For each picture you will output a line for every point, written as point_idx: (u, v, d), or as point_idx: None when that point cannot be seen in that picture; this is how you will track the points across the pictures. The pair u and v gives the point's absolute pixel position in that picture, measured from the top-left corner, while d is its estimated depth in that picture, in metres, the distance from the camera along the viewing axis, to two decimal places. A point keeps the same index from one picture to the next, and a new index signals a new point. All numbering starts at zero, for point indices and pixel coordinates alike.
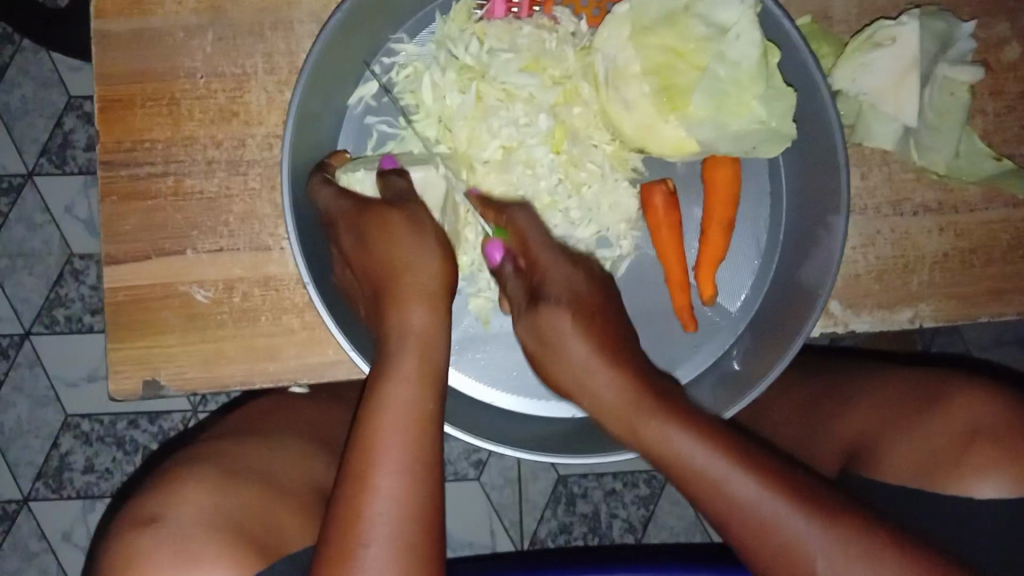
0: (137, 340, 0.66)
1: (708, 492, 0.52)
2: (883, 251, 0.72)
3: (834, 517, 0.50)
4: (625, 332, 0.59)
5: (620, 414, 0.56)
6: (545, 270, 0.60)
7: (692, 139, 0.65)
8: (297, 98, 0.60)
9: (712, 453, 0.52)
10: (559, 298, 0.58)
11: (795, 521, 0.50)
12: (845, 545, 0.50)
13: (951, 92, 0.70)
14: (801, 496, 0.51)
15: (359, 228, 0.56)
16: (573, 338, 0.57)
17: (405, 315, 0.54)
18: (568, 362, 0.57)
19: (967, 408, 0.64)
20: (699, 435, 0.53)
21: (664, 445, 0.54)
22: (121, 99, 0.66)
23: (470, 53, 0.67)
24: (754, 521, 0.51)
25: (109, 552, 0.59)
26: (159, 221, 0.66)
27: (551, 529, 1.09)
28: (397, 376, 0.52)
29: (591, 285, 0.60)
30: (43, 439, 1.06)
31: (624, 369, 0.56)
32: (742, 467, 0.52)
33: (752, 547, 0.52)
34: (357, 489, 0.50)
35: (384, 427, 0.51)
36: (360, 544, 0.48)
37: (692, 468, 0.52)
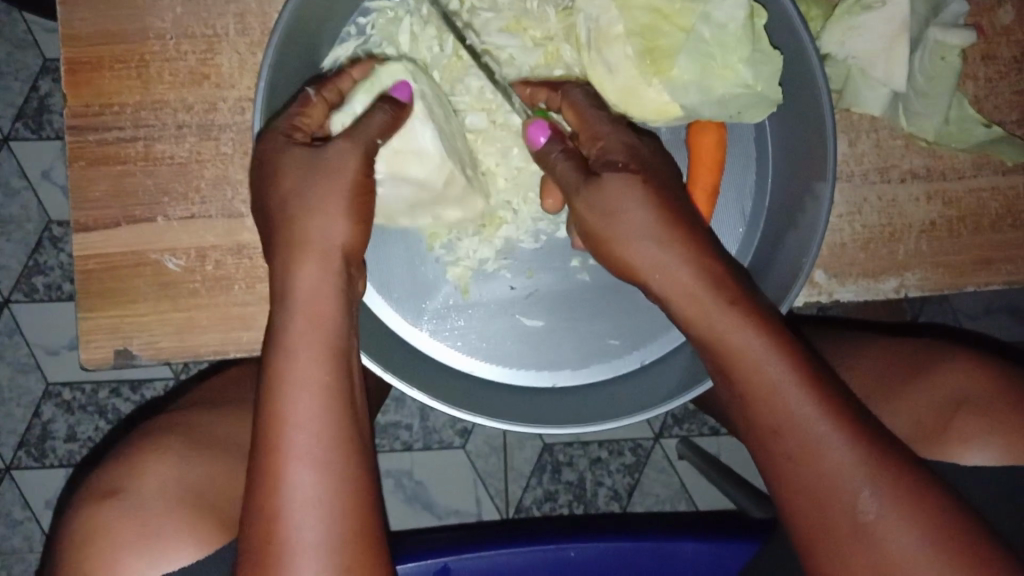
0: (108, 309, 0.64)
1: (763, 400, 0.49)
2: (870, 219, 0.70)
3: (886, 468, 0.48)
4: (691, 211, 0.54)
5: (678, 296, 0.51)
6: (602, 141, 0.56)
7: (675, 104, 0.64)
8: (270, 55, 0.57)
9: (778, 358, 0.49)
10: (625, 164, 0.53)
11: (841, 455, 0.48)
12: (877, 477, 0.48)
13: (941, 57, 0.67)
14: (849, 423, 0.48)
15: (266, 178, 0.51)
16: (639, 206, 0.51)
17: (293, 283, 0.49)
18: (627, 228, 0.51)
19: (955, 377, 0.64)
20: (770, 336, 0.49)
21: (730, 335, 0.50)
22: (89, 61, 0.64)
23: (452, 8, 0.66)
24: (800, 441, 0.48)
25: (74, 522, 0.58)
26: (130, 187, 0.65)
27: (537, 496, 1.09)
28: (294, 350, 0.48)
29: (655, 160, 0.55)
30: (24, 408, 1.05)
31: (700, 252, 0.51)
32: (800, 378, 0.49)
33: (780, 464, 0.50)
34: (269, 484, 0.47)
35: (287, 408, 0.48)
36: (271, 537, 0.47)
37: (751, 366, 0.49)
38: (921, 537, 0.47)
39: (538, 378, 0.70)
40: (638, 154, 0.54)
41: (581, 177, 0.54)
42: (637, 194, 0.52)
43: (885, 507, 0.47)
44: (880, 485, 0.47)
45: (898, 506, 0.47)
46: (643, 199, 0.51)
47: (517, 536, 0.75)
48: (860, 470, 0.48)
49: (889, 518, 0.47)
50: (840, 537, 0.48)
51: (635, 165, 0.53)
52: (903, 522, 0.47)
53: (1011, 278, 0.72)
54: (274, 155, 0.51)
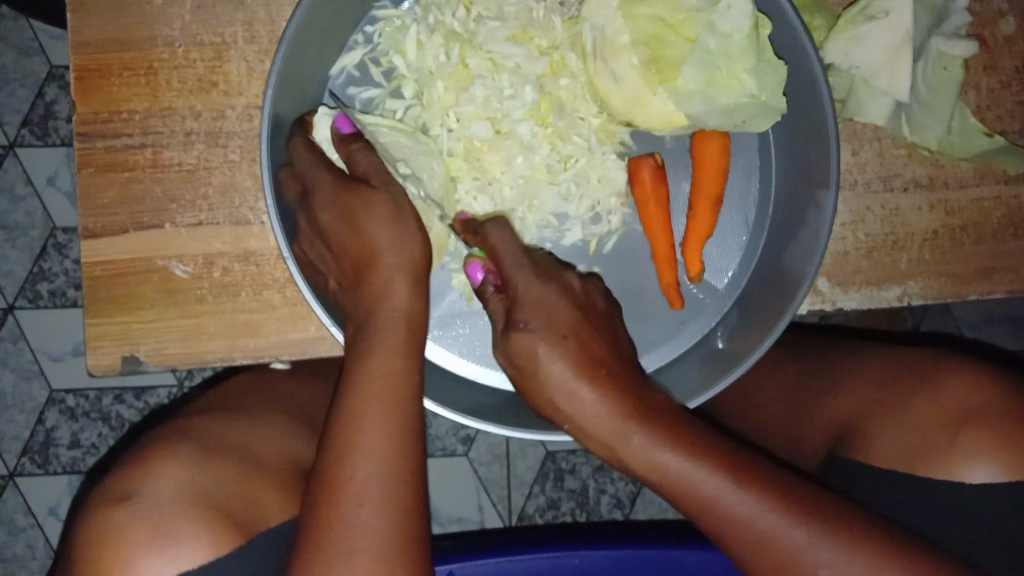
0: (115, 315, 0.65)
1: (702, 508, 0.52)
2: (873, 228, 0.71)
3: (843, 538, 0.51)
4: (607, 349, 0.57)
5: (606, 437, 0.55)
6: (520, 293, 0.57)
7: (681, 113, 0.64)
8: (276, 70, 0.58)
9: (702, 469, 0.52)
10: (530, 321, 0.55)
11: (800, 538, 0.50)
12: (837, 549, 0.50)
13: (944, 67, 0.69)
14: (794, 505, 0.51)
15: (343, 217, 0.55)
16: (554, 359, 0.55)
17: (386, 293, 0.53)
18: (548, 378, 0.55)
19: (960, 393, 0.64)
20: (689, 454, 0.52)
21: (654, 463, 0.53)
22: (98, 68, 0.65)
23: (458, 19, 0.66)
24: (751, 534, 0.51)
25: (84, 526, 0.58)
26: (137, 194, 0.65)
27: (540, 504, 1.09)
28: (383, 347, 0.52)
29: (570, 306, 0.57)
30: (27, 414, 1.05)
31: (608, 391, 0.54)
32: (729, 478, 0.51)
33: (740, 553, 0.52)
34: (343, 448, 0.50)
35: (369, 397, 0.51)
36: (353, 506, 0.48)
37: (683, 485, 0.52)
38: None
39: None
40: (549, 297, 0.57)
41: (504, 328, 0.57)
42: (548, 345, 0.55)
43: (848, 574, 0.50)
44: (839, 555, 0.50)
45: (860, 570, 0.50)
46: (557, 347, 0.55)
47: (521, 544, 0.75)
48: (820, 548, 0.50)
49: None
50: None
51: (542, 315, 0.56)
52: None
53: (1013, 287, 0.73)
54: (342, 199, 0.55)
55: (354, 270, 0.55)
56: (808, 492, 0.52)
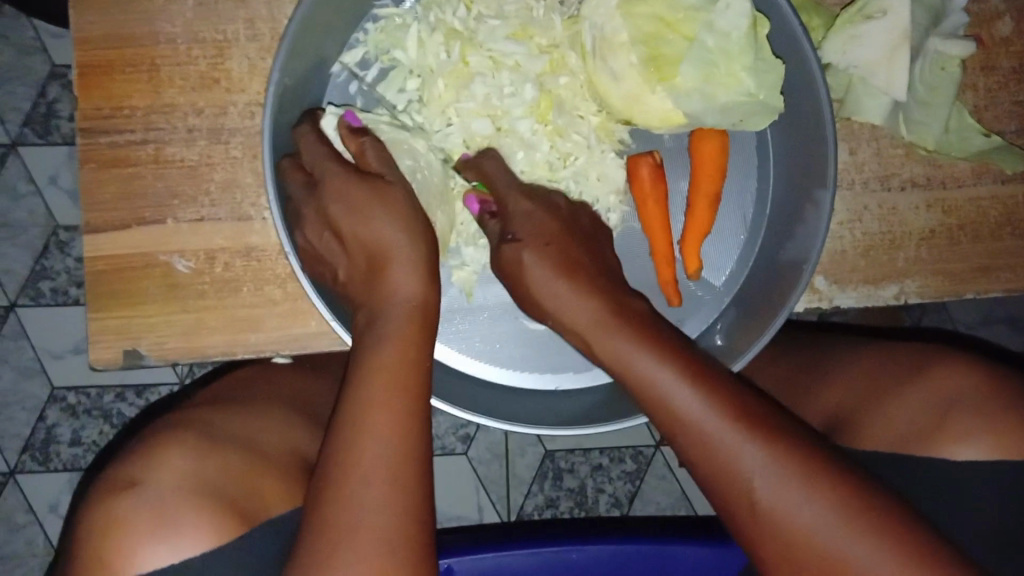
0: (117, 310, 0.65)
1: (658, 406, 0.52)
2: (870, 226, 0.71)
3: (788, 455, 0.49)
4: (590, 258, 0.58)
5: (580, 330, 0.56)
6: (508, 210, 0.60)
7: (680, 112, 0.65)
8: (278, 68, 0.58)
9: (665, 368, 0.52)
10: (519, 233, 0.58)
11: (744, 449, 0.49)
12: (781, 468, 0.48)
13: (941, 67, 0.69)
14: (748, 421, 0.50)
15: (355, 212, 0.54)
16: (535, 262, 0.56)
17: (389, 283, 0.54)
18: (531, 283, 0.56)
19: (945, 378, 0.64)
20: (659, 354, 0.52)
21: (623, 358, 0.53)
22: (101, 66, 0.65)
23: (458, 18, 0.66)
24: (698, 438, 0.50)
25: (85, 515, 0.58)
26: (140, 190, 0.65)
27: (538, 503, 1.09)
28: (388, 336, 0.53)
29: (555, 219, 0.59)
30: (28, 412, 1.06)
31: (585, 290, 0.55)
32: (690, 380, 0.51)
33: (687, 459, 0.51)
34: (352, 438, 0.50)
35: (378, 380, 0.52)
36: (360, 485, 0.49)
37: (645, 378, 0.52)
38: (830, 517, 0.48)
39: (541, 382, 0.70)
40: (533, 219, 0.58)
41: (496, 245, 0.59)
42: (531, 252, 0.56)
43: (791, 490, 0.48)
44: (787, 473, 0.48)
45: (803, 487, 0.48)
46: (539, 253, 0.56)
47: (518, 539, 0.75)
48: (767, 463, 0.49)
49: (795, 500, 0.48)
50: (752, 515, 0.49)
51: (532, 233, 0.57)
52: (808, 503, 0.48)
53: (1010, 285, 0.73)
54: (357, 194, 0.54)
55: (366, 267, 0.55)
56: (768, 415, 0.51)
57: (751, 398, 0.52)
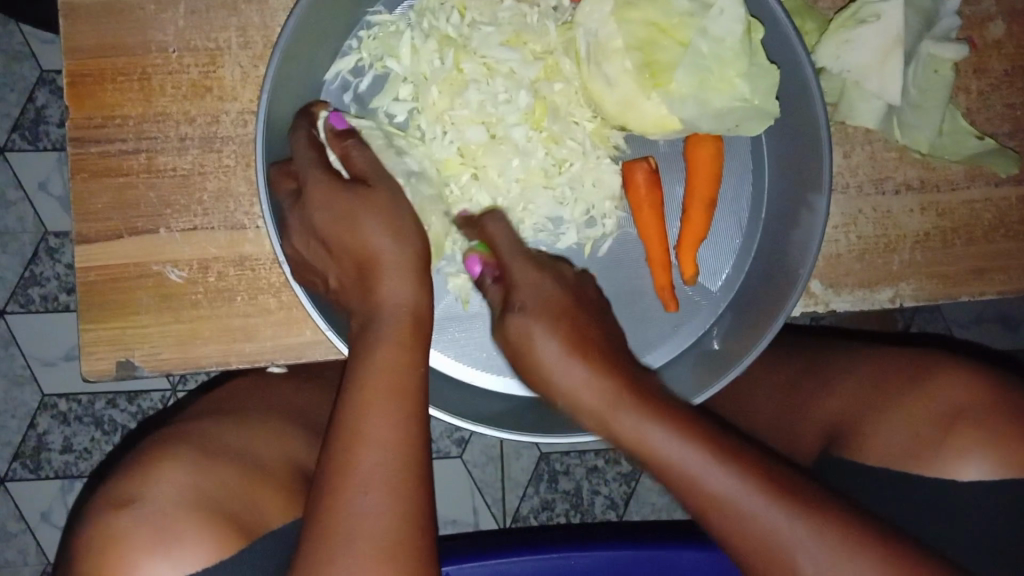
0: (110, 321, 0.65)
1: (689, 486, 0.53)
2: (865, 229, 0.71)
3: (819, 519, 0.51)
4: (596, 327, 0.59)
5: (598, 414, 0.56)
6: (515, 279, 0.60)
7: (675, 117, 0.64)
8: (271, 78, 0.58)
9: (691, 448, 0.53)
10: (525, 304, 0.58)
11: (777, 517, 0.51)
12: (819, 534, 0.51)
13: (934, 70, 0.69)
14: (778, 488, 0.52)
15: (339, 216, 0.54)
16: (547, 340, 0.56)
17: (381, 288, 0.54)
18: (540, 358, 0.57)
19: (945, 391, 0.65)
20: (678, 431, 0.54)
21: (645, 445, 0.54)
22: (91, 74, 0.64)
23: (451, 24, 0.66)
24: (728, 510, 0.52)
25: (83, 530, 0.58)
26: (131, 200, 0.65)
27: (534, 505, 1.09)
28: (382, 340, 0.53)
29: (561, 289, 0.59)
30: (19, 420, 1.05)
31: (601, 371, 0.56)
32: (718, 460, 0.52)
33: (714, 519, 0.53)
34: (349, 445, 0.50)
35: (373, 386, 0.52)
36: (357, 492, 0.49)
37: (668, 460, 0.53)
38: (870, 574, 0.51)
39: None
40: (541, 277, 0.59)
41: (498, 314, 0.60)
42: (539, 326, 0.57)
43: (826, 552, 0.51)
44: (822, 538, 0.51)
45: (837, 551, 0.51)
46: (549, 329, 0.57)
47: (518, 545, 0.75)
48: (802, 531, 0.51)
49: (831, 562, 0.51)
50: (784, 573, 0.52)
51: (535, 300, 0.58)
52: (847, 568, 0.51)
53: (1004, 287, 0.73)
54: (339, 199, 0.55)
55: (354, 271, 0.55)
56: (789, 476, 0.53)
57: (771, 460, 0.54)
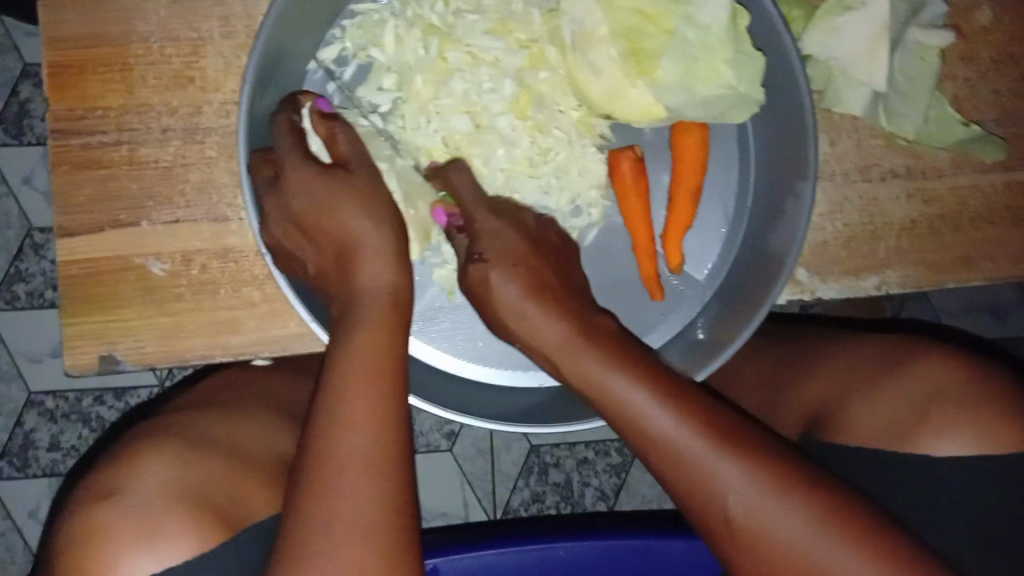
0: (92, 314, 0.64)
1: (631, 427, 0.52)
2: (851, 217, 0.71)
3: (757, 463, 0.50)
4: (558, 275, 0.59)
5: (551, 355, 0.57)
6: (477, 228, 0.61)
7: (660, 105, 0.64)
8: (252, 68, 0.57)
9: (637, 387, 0.52)
10: (485, 253, 0.59)
11: (715, 461, 0.50)
12: (756, 482, 0.49)
13: (921, 57, 0.69)
14: (721, 435, 0.50)
15: (317, 204, 0.55)
16: (503, 282, 0.57)
17: (360, 272, 0.54)
18: (500, 304, 0.58)
19: (925, 369, 0.65)
20: (628, 370, 0.53)
21: (596, 384, 0.54)
22: (71, 65, 0.64)
23: (436, 13, 0.66)
24: (668, 454, 0.51)
25: (66, 526, 0.57)
26: (113, 192, 0.64)
27: (524, 498, 1.09)
28: (362, 322, 0.53)
29: (521, 238, 0.60)
30: (6, 417, 1.04)
31: (556, 312, 0.57)
32: (663, 402, 0.51)
33: (655, 463, 0.52)
34: (329, 426, 0.50)
35: (353, 371, 0.51)
36: (336, 474, 0.49)
37: (616, 399, 0.53)
38: (804, 522, 0.49)
39: (524, 379, 0.70)
40: (496, 235, 0.60)
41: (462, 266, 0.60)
42: (498, 272, 0.58)
43: (760, 494, 0.49)
44: (756, 482, 0.49)
45: (774, 495, 0.49)
46: (507, 273, 0.58)
47: (506, 536, 0.75)
48: (740, 474, 0.49)
49: (763, 505, 0.49)
50: (719, 518, 0.50)
51: (497, 250, 0.59)
52: (782, 514, 0.49)
53: (991, 274, 0.73)
54: (315, 184, 0.55)
55: (335, 260, 0.56)
56: (737, 427, 0.52)
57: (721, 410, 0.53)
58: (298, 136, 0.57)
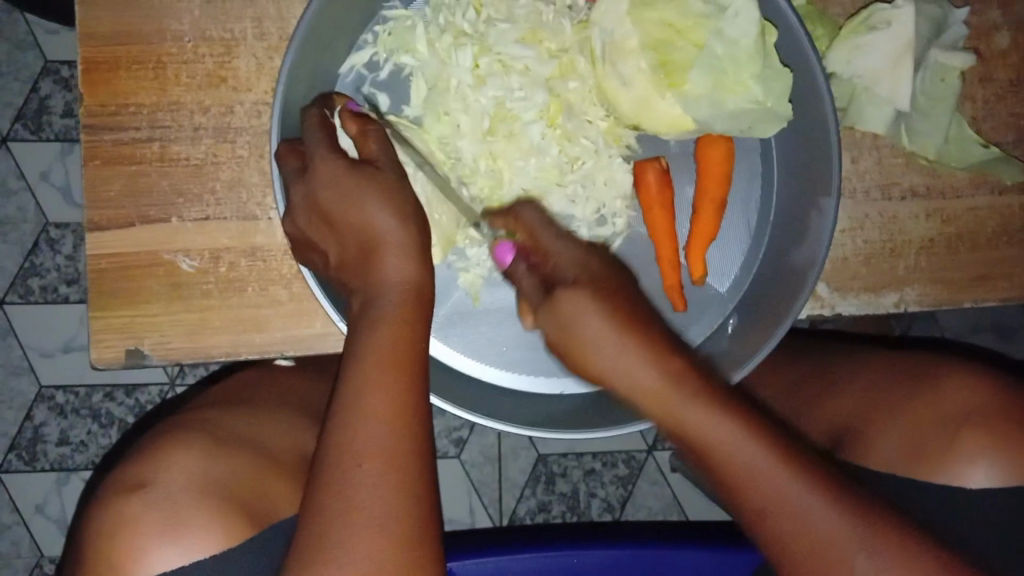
0: (120, 309, 0.65)
1: (745, 484, 0.50)
2: (871, 234, 0.72)
3: (870, 521, 0.49)
4: (647, 307, 0.56)
5: (652, 397, 0.52)
6: (552, 255, 0.58)
7: (689, 117, 0.65)
8: (287, 67, 0.58)
9: (753, 444, 0.50)
10: (575, 277, 0.55)
11: (833, 525, 0.49)
12: (881, 550, 0.49)
13: (942, 78, 0.71)
14: (836, 495, 0.50)
15: (349, 197, 0.54)
16: (598, 319, 0.53)
17: (382, 266, 0.54)
18: (590, 342, 0.53)
19: (958, 398, 0.65)
20: (737, 420, 0.51)
21: (701, 433, 0.51)
22: (105, 61, 0.64)
23: (468, 20, 0.67)
24: (789, 515, 0.50)
25: (95, 515, 0.58)
26: (143, 188, 0.65)
27: (530, 507, 1.09)
28: (383, 318, 0.53)
29: (608, 267, 0.57)
30: (16, 411, 1.04)
31: (654, 348, 0.52)
32: (721, 412, 0.51)
33: (768, 523, 0.50)
34: (348, 421, 0.50)
35: (372, 363, 0.51)
36: (353, 464, 0.49)
37: (727, 453, 0.50)
38: (863, 536, 0.49)
39: (544, 384, 0.70)
40: (588, 316, 0.53)
41: (542, 296, 0.56)
42: (591, 307, 0.53)
43: (819, 504, 0.49)
44: (817, 495, 0.49)
45: (830, 504, 0.49)
46: (599, 308, 0.53)
47: (517, 543, 0.75)
48: (798, 485, 0.49)
49: (828, 522, 0.49)
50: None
51: (585, 276, 0.55)
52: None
53: (1006, 294, 0.74)
54: (346, 179, 0.54)
55: (359, 254, 0.55)
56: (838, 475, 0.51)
57: (813, 455, 0.52)
58: (330, 135, 0.57)
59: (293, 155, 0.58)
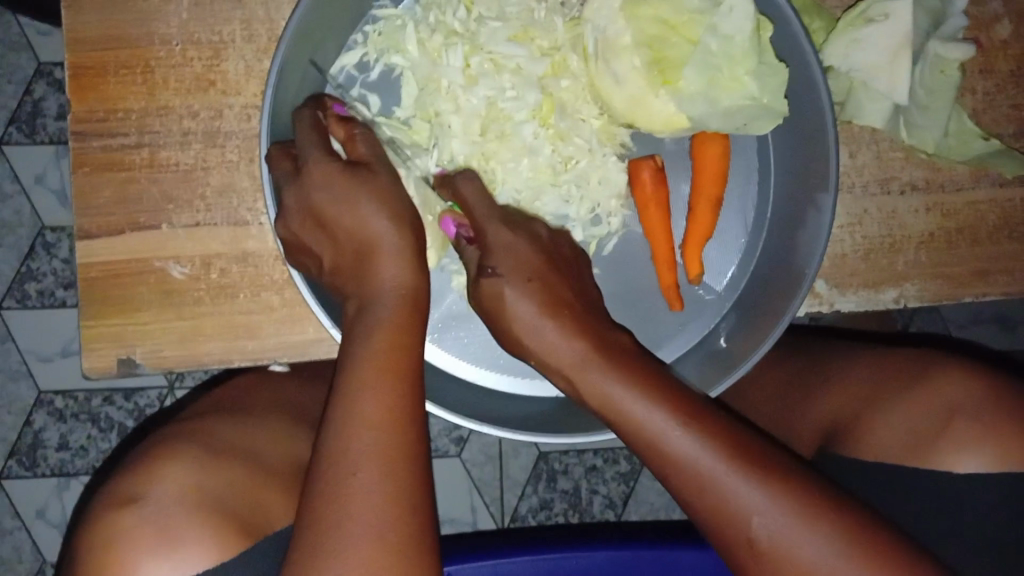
0: (111, 317, 0.64)
1: (651, 450, 0.51)
2: (871, 230, 0.71)
3: (773, 481, 0.49)
4: (571, 290, 0.57)
5: (567, 371, 0.54)
6: (488, 240, 0.57)
7: (683, 115, 0.64)
8: (275, 70, 0.57)
9: (656, 411, 0.51)
10: (500, 267, 0.55)
11: (737, 484, 0.49)
12: (783, 508, 0.48)
13: (941, 70, 0.69)
14: (741, 455, 0.50)
15: (338, 201, 0.53)
16: (520, 300, 0.55)
17: (377, 272, 0.53)
18: (517, 322, 0.55)
19: (949, 391, 0.65)
20: (645, 391, 0.52)
21: (610, 403, 0.52)
22: (92, 66, 0.64)
23: (458, 19, 0.66)
24: (694, 477, 0.50)
25: (90, 528, 0.57)
26: (133, 194, 0.64)
27: (532, 505, 1.09)
28: (380, 325, 0.52)
29: (535, 250, 0.57)
30: (15, 416, 1.04)
31: (570, 326, 0.54)
32: (630, 382, 0.52)
33: (677, 486, 0.51)
34: (344, 429, 0.50)
35: (368, 371, 0.51)
36: (349, 472, 0.48)
37: (633, 420, 0.51)
38: (766, 496, 0.49)
39: (541, 388, 0.70)
40: (512, 300, 0.55)
41: (473, 280, 0.57)
42: (511, 287, 0.55)
43: (722, 465, 0.49)
44: (720, 457, 0.49)
45: (734, 466, 0.49)
46: (520, 288, 0.55)
47: (517, 545, 0.74)
48: (700, 445, 0.50)
49: (731, 481, 0.49)
50: (738, 540, 0.49)
51: (515, 262, 0.56)
52: (813, 538, 0.48)
53: (1007, 289, 0.73)
54: (335, 184, 0.54)
55: (353, 260, 0.54)
56: (749, 441, 0.51)
57: (727, 422, 0.52)
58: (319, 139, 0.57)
59: (282, 159, 0.57)
